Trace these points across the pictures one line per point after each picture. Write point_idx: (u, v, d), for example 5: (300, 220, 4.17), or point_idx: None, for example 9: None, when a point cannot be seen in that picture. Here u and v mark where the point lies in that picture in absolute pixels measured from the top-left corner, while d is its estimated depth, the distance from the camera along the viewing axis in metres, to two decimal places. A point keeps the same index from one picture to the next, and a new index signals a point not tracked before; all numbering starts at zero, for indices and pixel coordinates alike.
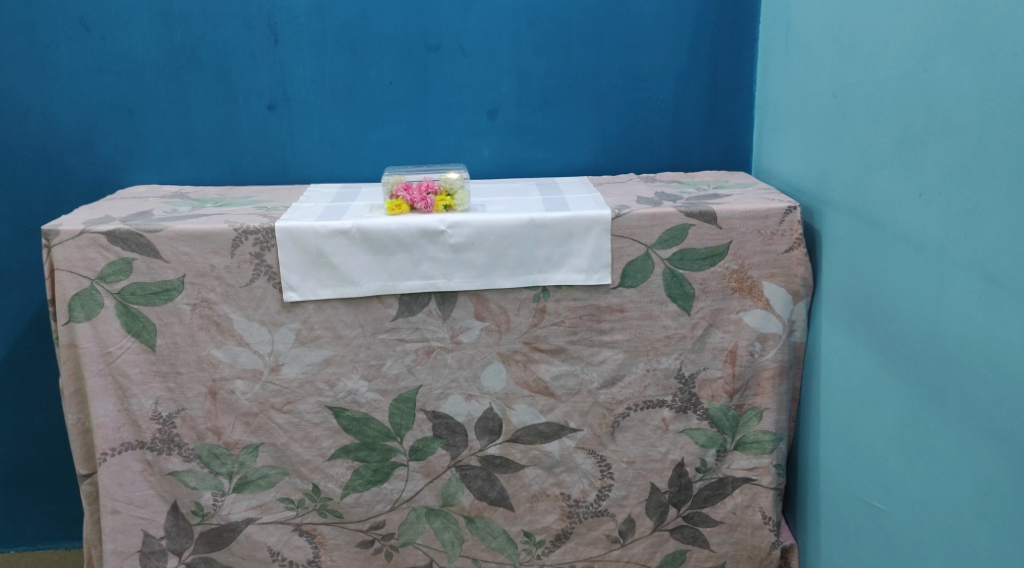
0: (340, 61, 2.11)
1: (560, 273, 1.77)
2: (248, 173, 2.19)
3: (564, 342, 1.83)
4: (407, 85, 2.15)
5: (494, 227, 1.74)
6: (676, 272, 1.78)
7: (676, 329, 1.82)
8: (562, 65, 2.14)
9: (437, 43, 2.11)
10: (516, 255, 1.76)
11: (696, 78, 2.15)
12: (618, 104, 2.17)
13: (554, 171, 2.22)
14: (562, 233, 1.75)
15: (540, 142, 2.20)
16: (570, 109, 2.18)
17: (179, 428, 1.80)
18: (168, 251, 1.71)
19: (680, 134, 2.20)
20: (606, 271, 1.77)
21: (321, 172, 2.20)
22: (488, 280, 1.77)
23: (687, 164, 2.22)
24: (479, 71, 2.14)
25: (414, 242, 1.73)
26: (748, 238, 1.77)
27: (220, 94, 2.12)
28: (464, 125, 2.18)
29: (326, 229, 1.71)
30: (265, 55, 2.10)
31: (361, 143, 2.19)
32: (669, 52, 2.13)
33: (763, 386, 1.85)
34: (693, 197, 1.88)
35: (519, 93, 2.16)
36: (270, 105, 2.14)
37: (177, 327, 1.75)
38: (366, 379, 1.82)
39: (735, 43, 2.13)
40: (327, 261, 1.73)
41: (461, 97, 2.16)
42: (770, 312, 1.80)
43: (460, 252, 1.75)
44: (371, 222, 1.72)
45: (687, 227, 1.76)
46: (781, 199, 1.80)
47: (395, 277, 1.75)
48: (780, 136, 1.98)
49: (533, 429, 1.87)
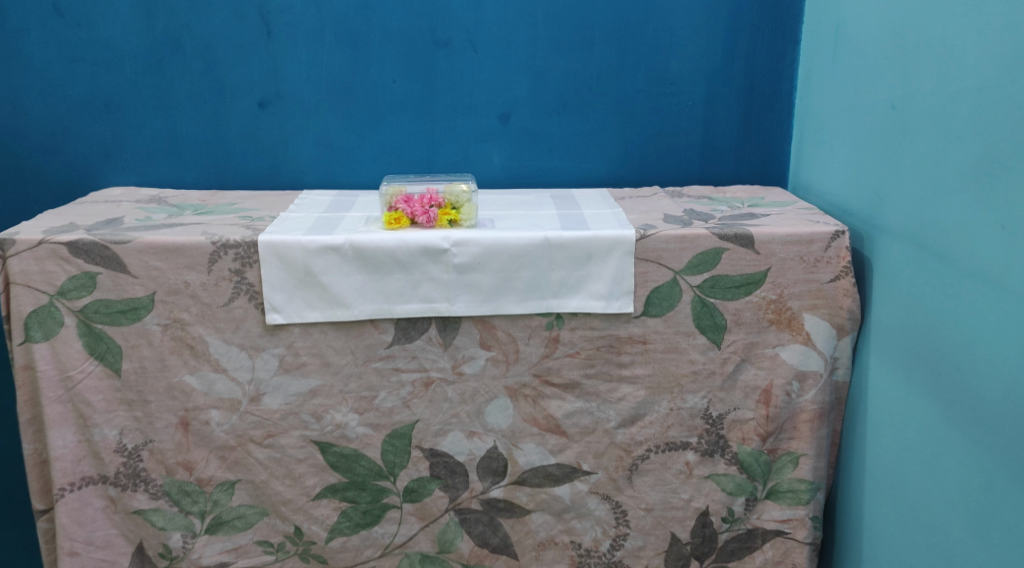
0: (340, 56, 1.92)
1: (577, 299, 1.58)
2: (234, 177, 2.00)
3: (579, 376, 1.64)
4: (414, 83, 1.96)
5: (504, 246, 1.55)
6: (706, 300, 1.59)
7: (705, 365, 1.63)
8: (582, 66, 1.95)
9: (447, 38, 1.93)
10: (528, 278, 1.57)
11: (729, 84, 1.96)
12: (642, 110, 1.98)
13: (570, 182, 2.04)
14: (580, 255, 1.56)
15: (556, 150, 2.02)
16: (589, 114, 1.99)
17: (146, 462, 1.62)
18: (137, 265, 1.52)
19: (709, 145, 2.01)
20: (627, 299, 1.58)
21: (316, 177, 2.01)
22: (496, 305, 1.58)
23: (716, 178, 2.03)
24: (490, 71, 1.95)
25: (414, 260, 1.54)
26: (789, 264, 1.57)
27: (206, 89, 1.93)
28: (474, 128, 1.99)
29: (315, 245, 1.52)
30: (255, 48, 1.91)
31: (360, 146, 2.00)
32: (700, 54, 1.94)
33: (800, 430, 1.65)
34: (727, 217, 1.68)
35: (535, 97, 1.97)
36: (260, 103, 1.95)
37: (146, 350, 1.56)
38: (356, 412, 1.63)
39: (774, 46, 1.93)
40: (316, 280, 1.54)
41: (470, 99, 1.97)
42: (811, 348, 1.61)
43: (466, 273, 1.56)
44: (366, 237, 1.53)
45: (720, 251, 1.57)
46: (827, 221, 1.60)
47: (392, 299, 1.56)
48: (825, 152, 1.79)
49: (542, 470, 1.69)
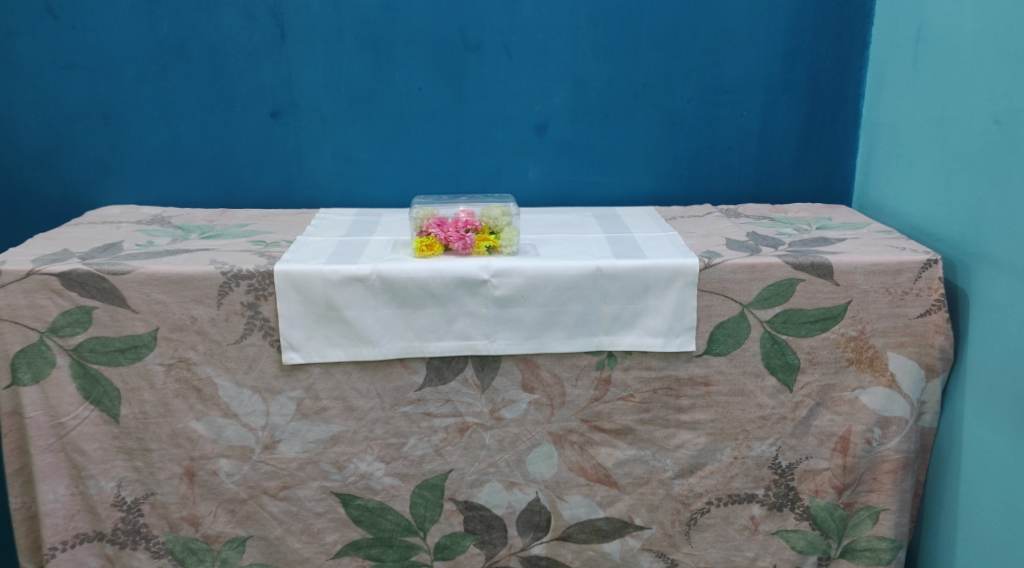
0: (361, 61, 1.75)
1: (632, 336, 1.40)
2: (244, 194, 1.83)
3: (632, 421, 1.46)
4: (442, 91, 1.78)
5: (550, 277, 1.37)
6: (777, 337, 1.41)
7: (774, 409, 1.45)
8: (628, 72, 1.77)
9: (478, 42, 1.75)
10: (577, 312, 1.39)
11: (791, 91, 1.78)
12: (693, 121, 1.80)
13: (612, 200, 1.86)
14: (636, 286, 1.38)
15: (597, 164, 1.84)
16: (634, 125, 1.81)
17: (148, 517, 1.44)
18: (138, 298, 1.34)
19: (765, 158, 1.83)
20: (689, 335, 1.40)
21: (333, 195, 1.84)
22: (541, 342, 1.40)
23: (773, 195, 1.85)
24: (526, 78, 1.78)
25: (449, 293, 1.37)
26: (874, 297, 1.39)
27: (213, 98, 1.76)
28: (508, 140, 1.82)
29: (337, 275, 1.35)
30: (268, 53, 1.73)
31: (383, 161, 1.82)
32: (758, 59, 1.76)
33: (881, 482, 1.47)
34: (797, 242, 1.50)
35: (574, 106, 1.80)
36: (272, 113, 1.78)
37: (147, 394, 1.39)
38: (383, 461, 1.45)
39: (841, 49, 1.75)
40: (339, 314, 1.36)
41: (504, 108, 1.80)
42: (896, 390, 1.43)
43: (507, 306, 1.38)
44: (395, 266, 1.36)
45: (795, 282, 1.39)
46: (914, 248, 1.42)
47: (424, 336, 1.39)
48: (905, 168, 1.61)
49: (589, 525, 1.51)
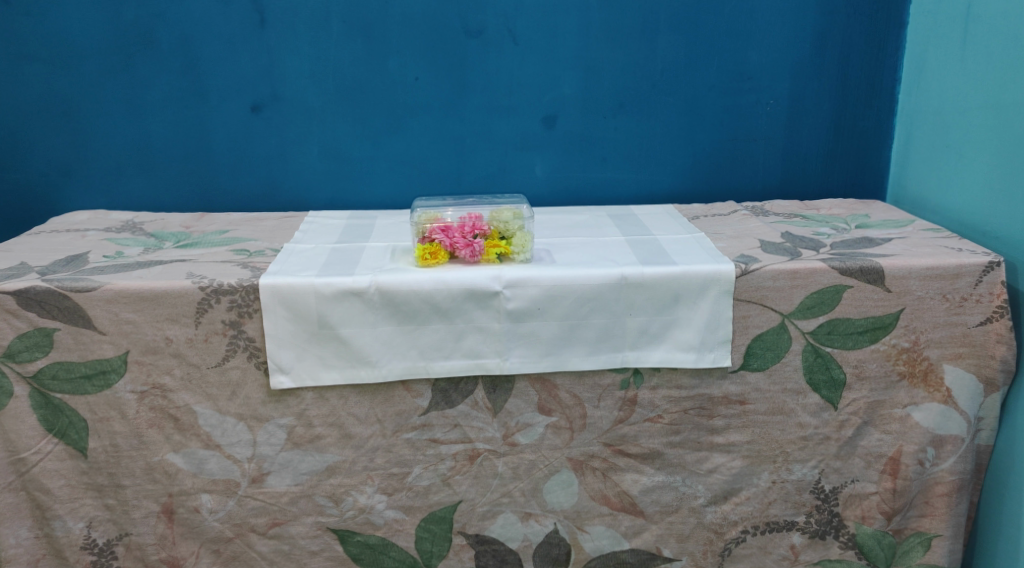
0: (351, 49, 1.60)
1: (660, 351, 1.26)
2: (223, 197, 1.68)
3: (660, 444, 1.32)
4: (441, 80, 1.63)
5: (569, 287, 1.23)
6: (821, 350, 1.27)
7: (817, 429, 1.31)
8: (644, 58, 1.62)
9: (479, 26, 1.60)
10: (599, 326, 1.25)
11: (820, 76, 1.63)
12: (713, 111, 1.66)
13: (627, 198, 1.72)
14: (665, 296, 1.24)
15: (610, 159, 1.69)
16: (651, 116, 1.66)
17: (122, 560, 1.29)
18: (105, 318, 1.18)
19: (792, 151, 1.68)
20: (724, 349, 1.26)
21: (322, 196, 1.69)
22: (560, 360, 1.26)
23: (800, 191, 1.71)
24: (532, 66, 1.63)
25: (456, 307, 1.23)
26: (929, 305, 1.25)
27: (187, 91, 1.61)
28: (513, 134, 1.67)
29: (331, 289, 1.20)
30: (247, 40, 1.58)
31: (377, 158, 1.67)
32: (784, 42, 1.61)
33: (934, 506, 1.34)
34: (839, 243, 1.36)
35: (585, 96, 1.65)
36: (252, 107, 1.62)
37: (118, 425, 1.23)
38: (384, 493, 1.30)
39: (876, 30, 1.61)
40: (333, 332, 1.21)
41: (508, 100, 1.65)
42: (952, 407, 1.29)
43: (521, 321, 1.24)
44: (395, 278, 1.21)
45: (841, 290, 1.25)
46: (971, 249, 1.28)
47: (429, 355, 1.24)
48: (954, 160, 1.49)
49: (613, 557, 1.37)
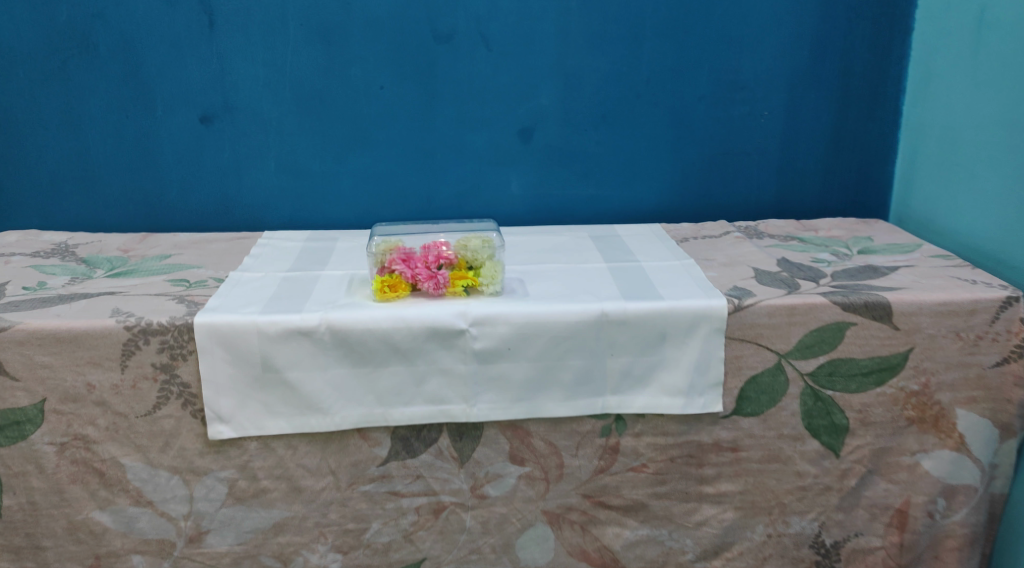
0: (310, 55, 1.46)
1: (645, 395, 1.14)
2: (170, 216, 1.53)
3: (645, 495, 1.19)
4: (408, 89, 1.50)
5: (544, 325, 1.10)
6: (822, 393, 1.15)
7: (817, 479, 1.19)
8: (629, 66, 1.50)
9: (450, 30, 1.47)
10: (577, 367, 1.12)
11: (818, 87, 1.51)
12: (703, 123, 1.53)
13: (610, 217, 1.59)
14: (650, 335, 1.12)
15: (592, 175, 1.57)
16: (636, 129, 1.54)
17: None
18: (18, 362, 1.05)
19: (788, 167, 1.56)
20: (715, 393, 1.14)
21: (278, 215, 1.55)
22: (533, 405, 1.13)
23: (796, 210, 1.59)
24: (508, 74, 1.50)
25: (417, 347, 1.10)
26: (940, 343, 1.13)
27: (129, 100, 1.46)
28: (488, 148, 1.54)
29: (276, 328, 1.07)
30: (194, 44, 1.44)
31: (338, 174, 1.54)
32: (780, 50, 1.49)
33: (944, 561, 1.22)
34: (840, 271, 1.23)
35: (564, 107, 1.52)
36: (202, 118, 1.48)
37: (36, 480, 1.09)
38: (339, 552, 1.17)
39: (879, 37, 1.49)
40: (279, 377, 1.08)
41: (482, 111, 1.52)
42: (964, 454, 1.18)
43: (490, 362, 1.11)
44: (349, 316, 1.08)
45: (844, 327, 1.12)
46: (986, 281, 1.16)
47: (387, 401, 1.11)
48: (965, 180, 1.37)
49: None
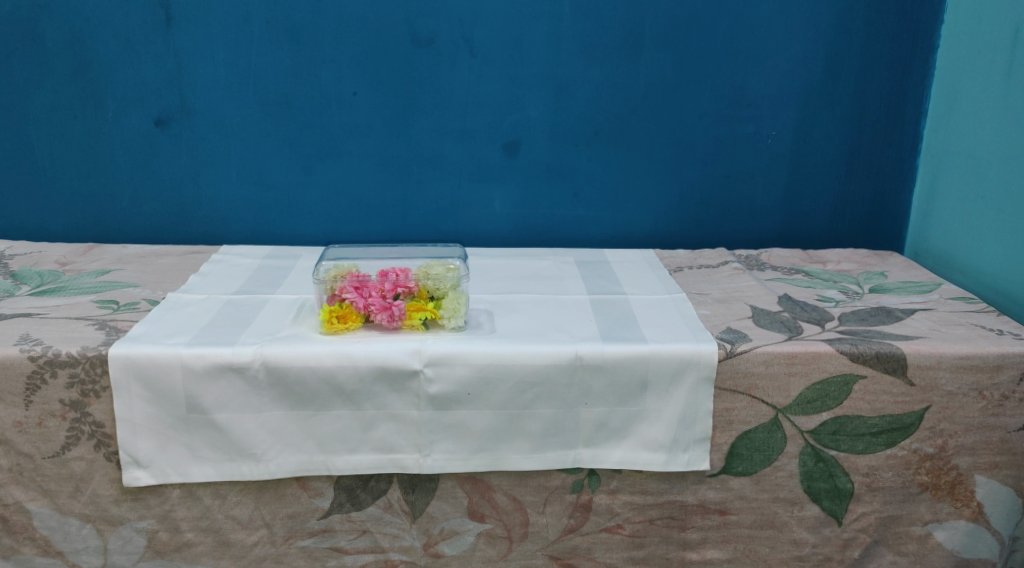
0: (276, 57, 1.34)
1: (622, 450, 1.01)
2: (121, 226, 1.42)
3: (619, 560, 1.06)
4: (382, 97, 1.37)
5: (509, 368, 0.98)
6: (823, 453, 1.01)
7: (815, 548, 1.05)
8: (625, 78, 1.37)
9: (429, 34, 1.34)
10: (545, 417, 0.99)
11: (831, 105, 1.38)
12: (704, 142, 1.40)
13: (601, 240, 1.46)
14: (629, 383, 0.99)
15: (582, 195, 1.44)
16: (631, 146, 1.41)
17: None
18: None
19: (796, 191, 1.42)
20: (702, 450, 1.00)
21: (239, 228, 1.43)
22: (495, 458, 1.00)
23: (804, 239, 1.45)
24: (492, 83, 1.37)
25: (364, 389, 0.97)
26: (960, 402, 0.99)
27: (77, 100, 1.35)
28: (468, 162, 1.41)
29: (203, 364, 0.95)
30: (149, 41, 1.32)
31: (306, 186, 1.41)
32: (790, 64, 1.36)
33: None
34: (849, 313, 1.09)
35: (553, 121, 1.39)
36: (156, 121, 1.36)
37: None
38: None
39: (899, 54, 1.35)
40: (206, 417, 0.97)
41: (463, 121, 1.39)
42: (983, 527, 1.03)
43: (446, 408, 0.99)
44: (287, 351, 0.96)
45: (850, 380, 0.99)
46: (1015, 332, 1.02)
47: (330, 447, 0.99)
48: (992, 214, 1.24)
49: None
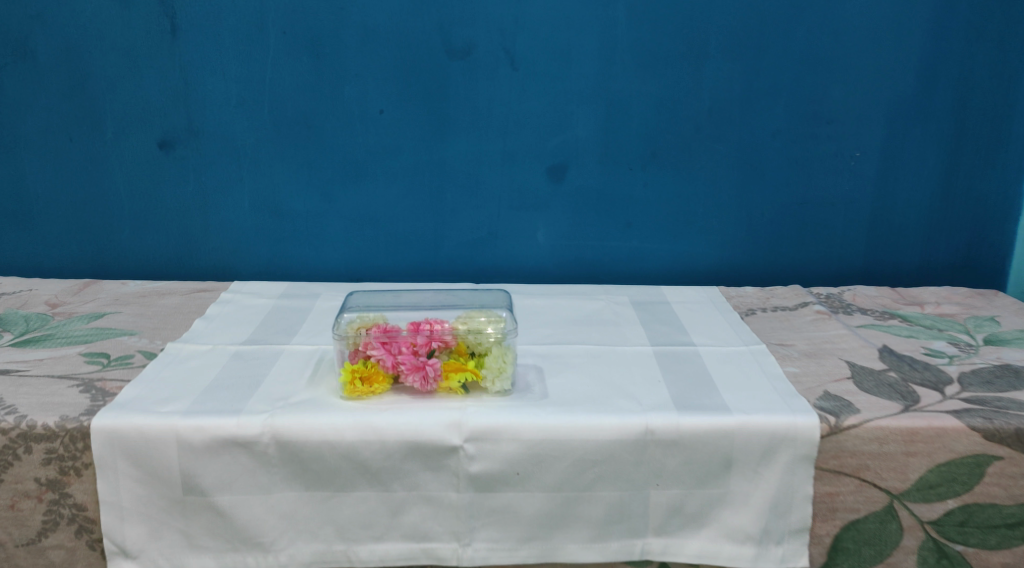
0: (294, 71, 1.19)
1: (700, 540, 0.84)
2: (122, 259, 1.27)
3: None
4: (413, 115, 1.22)
5: (566, 444, 0.81)
6: (948, 549, 0.83)
7: None
8: (687, 93, 1.21)
9: (466, 44, 1.19)
10: (609, 502, 0.83)
11: (924, 123, 1.21)
12: (777, 165, 1.23)
13: (657, 275, 1.30)
14: (710, 461, 0.82)
15: (636, 225, 1.27)
16: (693, 169, 1.24)
17: None
18: None
19: (882, 221, 1.25)
20: (799, 543, 0.83)
21: (252, 262, 1.28)
22: (547, 549, 0.84)
23: (889, 275, 1.28)
24: (536, 99, 1.21)
25: (393, 467, 0.82)
26: None
27: (73, 119, 1.21)
28: (508, 188, 1.25)
29: (202, 438, 0.80)
30: (152, 54, 1.18)
31: (326, 215, 1.26)
32: (878, 76, 1.19)
33: None
34: (968, 373, 0.92)
35: (605, 142, 1.23)
36: (160, 142, 1.22)
37: None
38: None
39: (1005, 64, 1.18)
40: (206, 500, 0.81)
41: (503, 142, 1.23)
42: None
43: (490, 490, 0.82)
44: (301, 422, 0.81)
45: (983, 462, 0.81)
46: None
47: (352, 535, 0.83)
48: None
49: None
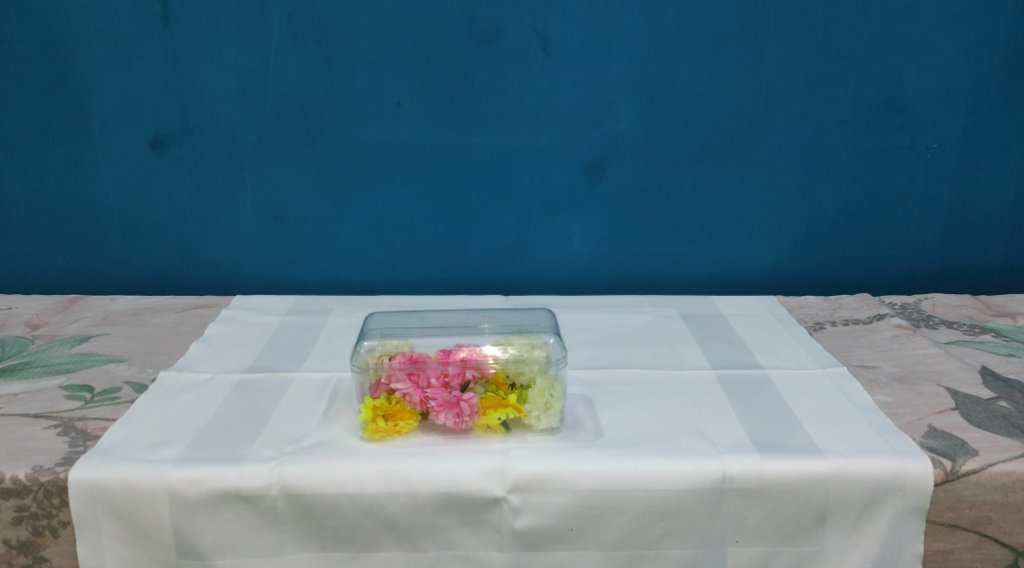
0: (300, 60, 1.06)
1: None
2: (113, 271, 1.15)
3: None
4: (433, 107, 1.09)
5: (629, 495, 0.68)
6: None
7: None
8: (742, 79, 1.07)
9: (493, 27, 1.06)
10: (679, 561, 0.70)
11: (1008, 111, 1.08)
12: (841, 159, 1.10)
13: (706, 283, 1.16)
14: (801, 514, 0.69)
15: (683, 227, 1.14)
16: (747, 165, 1.11)
17: None
18: None
19: (957, 221, 1.12)
20: None
21: (256, 273, 1.16)
22: None
23: (964, 280, 1.16)
24: (571, 88, 1.08)
25: (425, 522, 0.69)
26: None
27: (55, 118, 1.08)
28: (540, 188, 1.12)
29: (197, 492, 0.67)
30: (142, 43, 1.05)
31: (338, 220, 1.13)
32: (957, 59, 1.06)
33: None
34: None
35: (648, 135, 1.10)
36: (152, 142, 1.09)
37: None
38: None
39: None
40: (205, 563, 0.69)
41: (534, 137, 1.10)
42: None
43: (539, 548, 0.70)
44: (316, 472, 0.68)
45: None
46: None
47: None
48: None
49: None
